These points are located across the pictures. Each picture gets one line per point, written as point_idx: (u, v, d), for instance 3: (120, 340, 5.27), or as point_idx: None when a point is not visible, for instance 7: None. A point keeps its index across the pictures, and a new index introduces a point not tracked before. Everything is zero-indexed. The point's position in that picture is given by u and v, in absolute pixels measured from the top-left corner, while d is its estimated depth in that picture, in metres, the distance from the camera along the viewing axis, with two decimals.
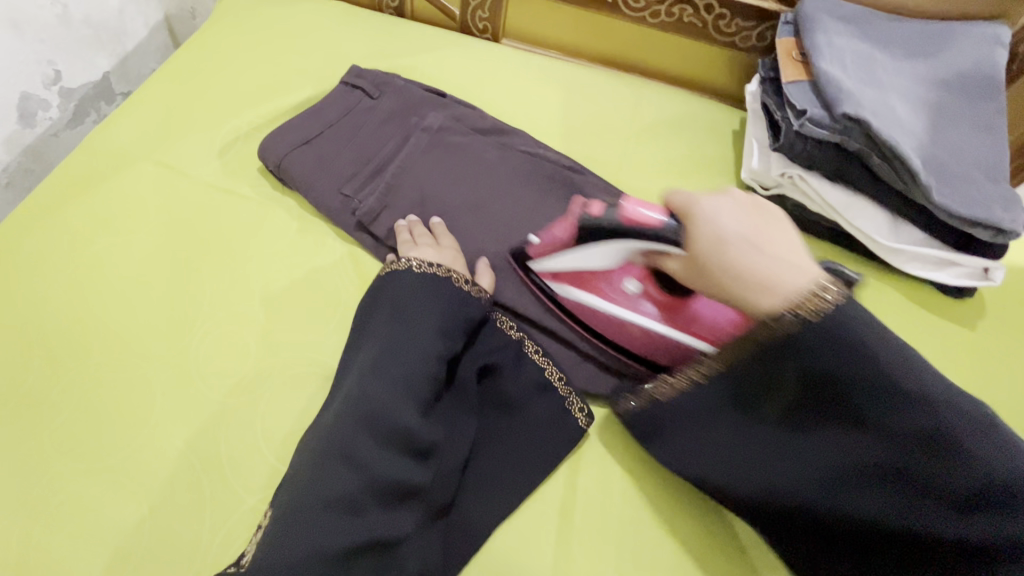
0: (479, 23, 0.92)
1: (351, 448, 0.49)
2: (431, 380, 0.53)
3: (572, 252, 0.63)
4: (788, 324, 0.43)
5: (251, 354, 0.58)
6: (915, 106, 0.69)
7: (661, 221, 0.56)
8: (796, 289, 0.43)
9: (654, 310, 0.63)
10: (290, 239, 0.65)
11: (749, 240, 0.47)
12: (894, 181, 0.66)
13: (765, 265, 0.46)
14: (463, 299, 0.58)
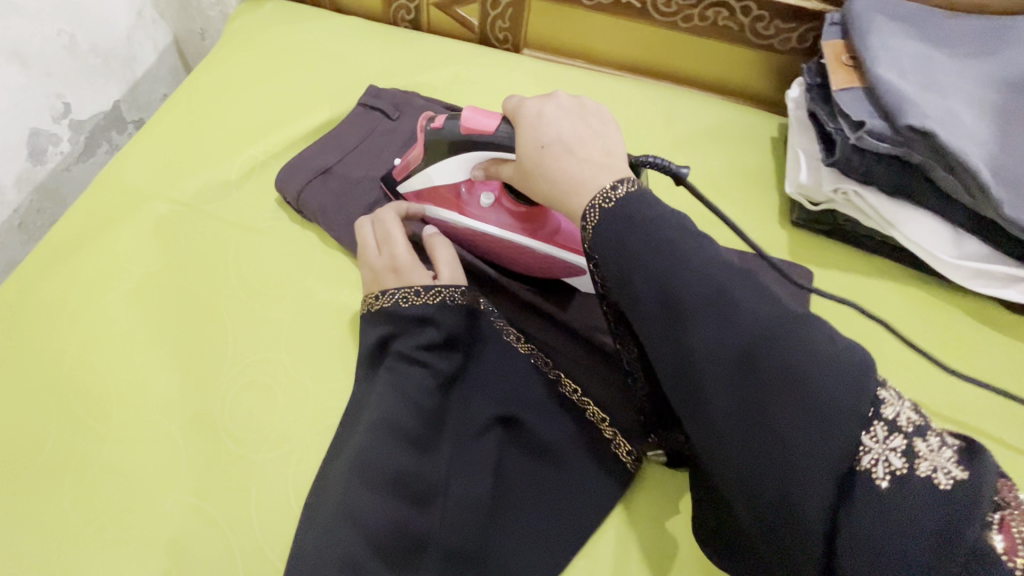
0: (499, 34, 0.88)
1: (348, 503, 0.47)
2: (415, 415, 0.50)
3: (425, 170, 0.62)
4: (595, 217, 0.45)
5: (277, 402, 0.55)
6: (982, 113, 0.63)
7: (498, 126, 0.54)
8: (598, 189, 0.46)
9: (504, 220, 0.61)
10: (309, 273, 0.62)
11: (564, 143, 0.49)
12: (961, 197, 0.61)
13: (572, 164, 0.48)
14: (451, 332, 0.54)
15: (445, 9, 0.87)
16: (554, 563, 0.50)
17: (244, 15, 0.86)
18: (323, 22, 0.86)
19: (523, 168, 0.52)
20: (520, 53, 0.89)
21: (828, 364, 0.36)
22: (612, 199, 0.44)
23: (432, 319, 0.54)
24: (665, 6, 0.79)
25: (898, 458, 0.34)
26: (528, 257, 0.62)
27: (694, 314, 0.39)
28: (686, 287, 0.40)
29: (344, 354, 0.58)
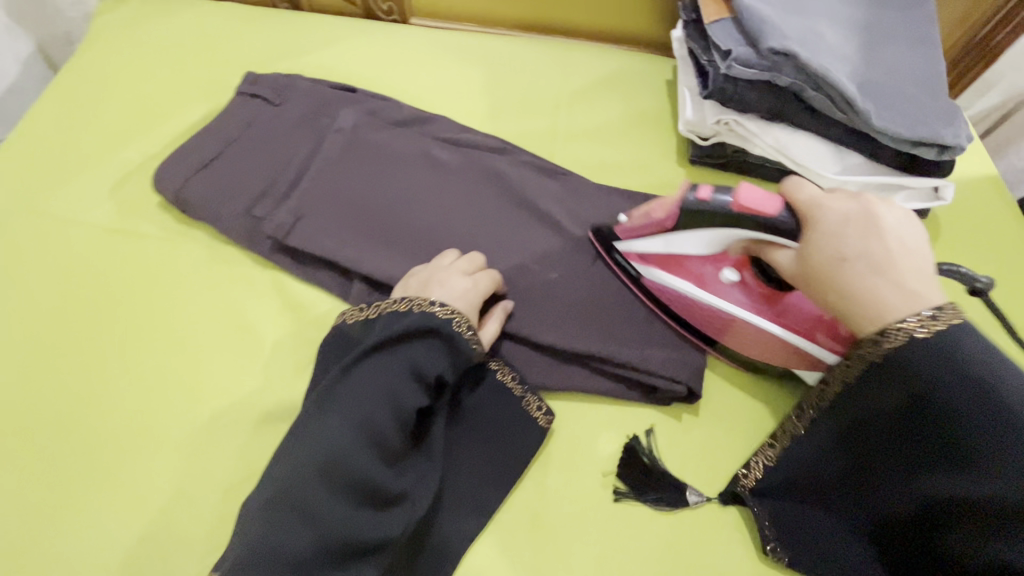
0: (383, 5, 0.86)
1: (304, 497, 0.44)
2: (395, 421, 0.47)
3: (670, 234, 0.57)
4: (901, 342, 0.42)
5: (179, 403, 0.54)
6: (844, 30, 0.65)
7: (779, 212, 0.50)
8: (915, 312, 0.42)
9: (750, 302, 0.56)
10: (202, 272, 0.60)
11: (871, 259, 0.44)
12: (833, 113, 0.63)
13: (881, 284, 0.43)
14: (442, 339, 0.50)
15: None
16: (476, 520, 0.51)
17: (107, 11, 0.81)
18: (194, 10, 0.81)
19: (804, 270, 0.48)
20: (408, 23, 0.87)
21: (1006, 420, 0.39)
22: (930, 331, 0.41)
23: (429, 330, 0.50)
24: None
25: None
26: (759, 341, 0.56)
27: (976, 429, 0.40)
28: (967, 407, 0.40)
29: (247, 347, 0.57)
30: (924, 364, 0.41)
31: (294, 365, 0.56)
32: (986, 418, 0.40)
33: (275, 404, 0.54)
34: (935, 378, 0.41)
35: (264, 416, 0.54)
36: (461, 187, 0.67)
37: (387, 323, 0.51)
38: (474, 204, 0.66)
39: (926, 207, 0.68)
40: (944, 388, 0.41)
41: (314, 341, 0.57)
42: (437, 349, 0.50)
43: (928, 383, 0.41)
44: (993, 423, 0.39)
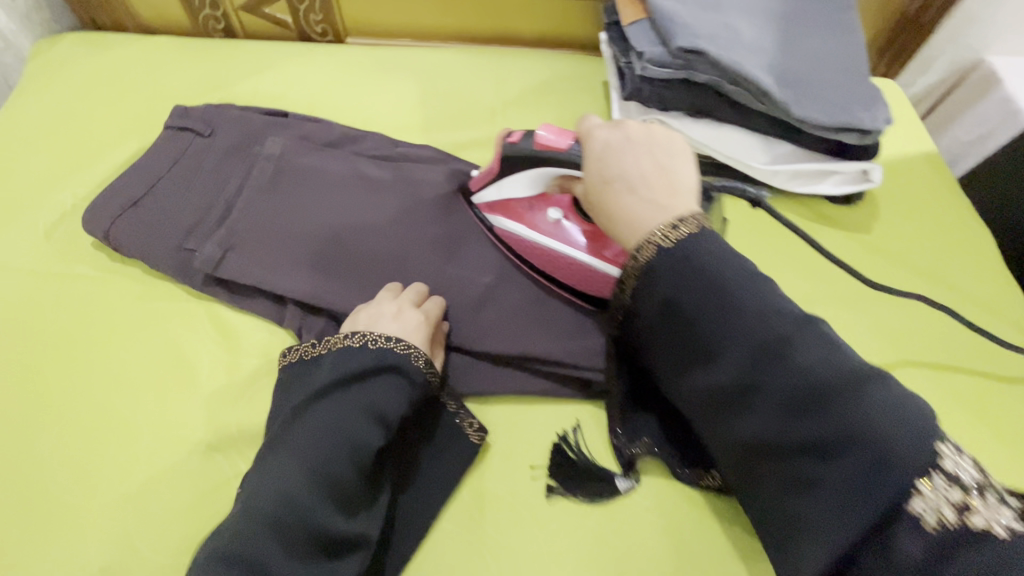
0: (317, 27, 0.86)
1: (256, 556, 0.43)
2: (355, 469, 0.47)
3: (501, 178, 0.63)
4: (650, 255, 0.45)
5: (113, 444, 0.54)
6: (761, 21, 0.66)
7: (570, 145, 0.56)
8: (657, 225, 0.45)
9: (578, 238, 0.61)
10: (135, 310, 0.61)
11: (630, 180, 0.48)
12: (753, 105, 0.64)
13: (638, 204, 0.47)
14: (402, 380, 0.51)
15: (255, 12, 0.84)
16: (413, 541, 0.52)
17: (38, 54, 0.80)
18: (126, 47, 0.82)
19: (589, 200, 0.52)
20: (343, 42, 0.87)
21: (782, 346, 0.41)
22: (673, 237, 0.44)
23: (385, 366, 0.51)
24: None
25: (952, 509, 0.35)
26: (584, 274, 0.61)
27: (750, 364, 0.41)
28: (710, 306, 0.43)
29: (181, 381, 0.57)
30: (676, 276, 0.44)
31: (228, 396, 0.56)
32: (721, 309, 0.43)
33: (210, 437, 0.54)
34: (676, 291, 0.44)
35: (199, 450, 0.54)
36: (393, 203, 0.68)
37: (343, 361, 0.52)
38: (408, 216, 0.67)
39: (855, 189, 0.69)
40: (687, 292, 0.43)
41: (250, 371, 0.58)
42: (393, 385, 0.51)
43: (688, 296, 0.44)
44: (723, 309, 0.43)
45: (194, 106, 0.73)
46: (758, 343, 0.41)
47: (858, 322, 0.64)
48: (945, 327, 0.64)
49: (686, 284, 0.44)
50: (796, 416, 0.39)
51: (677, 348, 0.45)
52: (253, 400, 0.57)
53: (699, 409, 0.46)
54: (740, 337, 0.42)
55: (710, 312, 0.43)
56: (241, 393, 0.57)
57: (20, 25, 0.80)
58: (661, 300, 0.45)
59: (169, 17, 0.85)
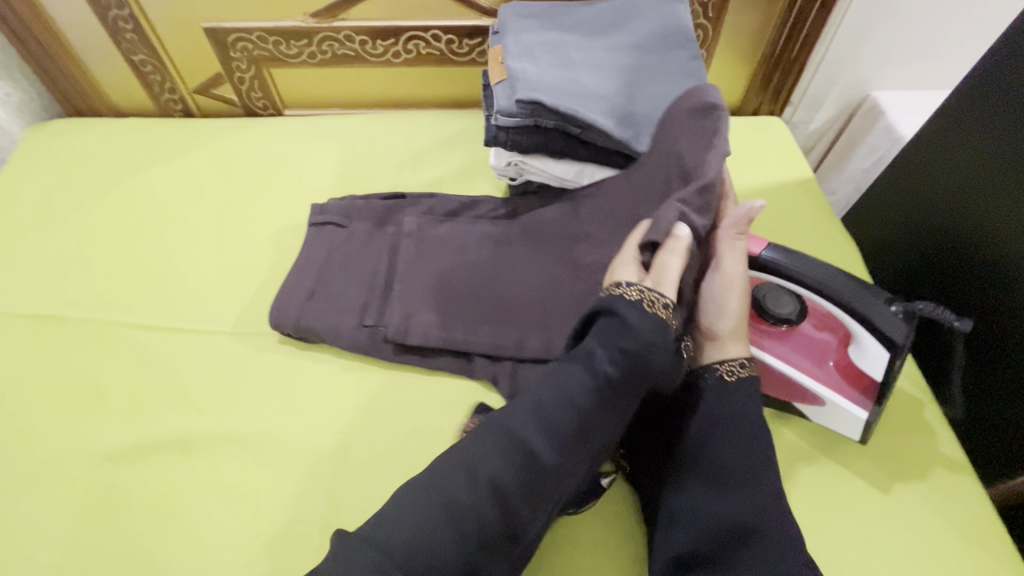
0: (258, 103, 1.00)
1: (476, 462, 0.47)
2: (572, 417, 0.48)
3: None
4: (728, 373, 0.53)
5: (24, 456, 0.62)
6: (608, 73, 0.76)
7: (764, 250, 0.56)
8: (737, 353, 0.54)
9: (756, 336, 0.60)
10: (69, 342, 0.70)
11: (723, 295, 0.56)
12: (601, 144, 0.72)
13: (734, 307, 0.55)
14: (655, 333, 0.48)
15: (206, 94, 0.99)
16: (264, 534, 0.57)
17: (25, 136, 0.96)
18: (100, 128, 0.97)
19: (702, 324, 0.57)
20: (281, 114, 1.01)
21: (728, 448, 0.51)
22: (731, 376, 0.53)
23: (628, 323, 0.48)
24: (373, 50, 0.91)
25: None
26: (753, 369, 0.60)
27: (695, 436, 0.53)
28: (737, 437, 0.51)
29: (92, 400, 0.65)
30: (739, 397, 0.53)
31: (131, 412, 0.64)
32: (717, 456, 0.51)
33: (108, 448, 0.62)
34: (736, 405, 0.52)
35: (101, 457, 0.61)
36: (327, 235, 0.76)
37: (617, 315, 0.49)
38: (338, 243, 0.75)
39: None
40: (723, 428, 0.52)
41: (154, 389, 0.66)
42: (625, 356, 0.47)
43: (729, 416, 0.52)
44: (732, 431, 0.52)
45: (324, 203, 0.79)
46: (735, 475, 0.50)
47: None
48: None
49: (732, 411, 0.52)
50: (724, 544, 0.49)
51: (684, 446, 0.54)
52: (152, 414, 0.64)
53: (682, 506, 0.52)
54: (774, 477, 0.51)
55: (738, 446, 0.51)
56: (144, 410, 0.65)
57: (14, 115, 0.96)
58: (714, 399, 0.53)
59: (138, 101, 1.01)
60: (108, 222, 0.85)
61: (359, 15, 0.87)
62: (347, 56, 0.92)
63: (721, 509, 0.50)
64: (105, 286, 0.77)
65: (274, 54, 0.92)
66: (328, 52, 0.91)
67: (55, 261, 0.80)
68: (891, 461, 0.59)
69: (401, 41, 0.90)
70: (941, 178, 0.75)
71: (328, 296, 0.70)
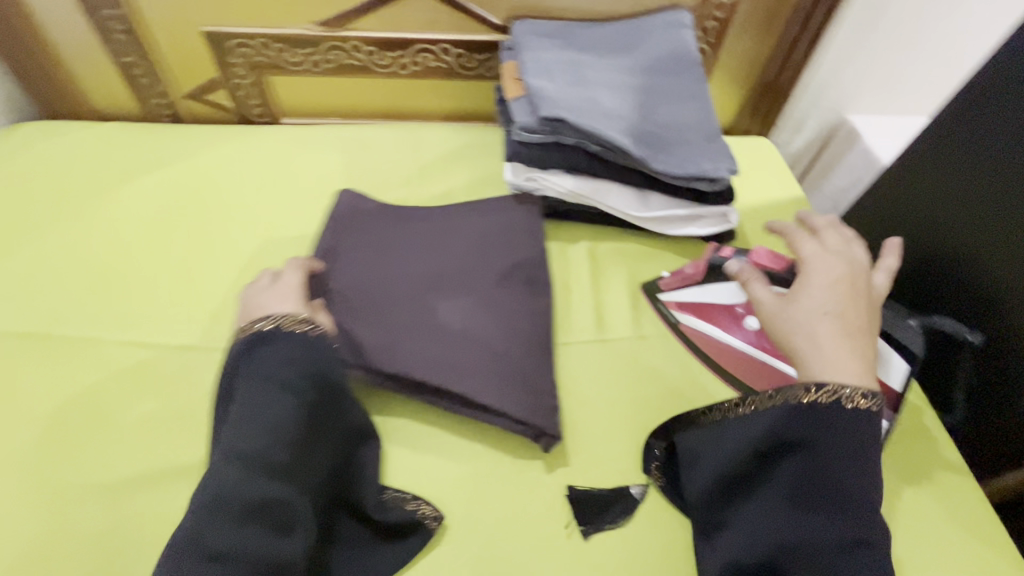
0: (255, 110, 0.97)
1: (235, 502, 0.47)
2: (263, 469, 0.49)
3: (704, 286, 0.71)
4: (801, 399, 0.50)
5: (23, 492, 0.57)
6: (621, 93, 0.78)
7: (785, 266, 0.63)
8: (849, 384, 0.50)
9: (773, 346, 0.66)
10: (64, 364, 0.66)
11: (846, 323, 0.52)
12: (619, 160, 0.74)
13: (810, 340, 0.52)
14: (303, 350, 0.54)
15: (198, 100, 0.95)
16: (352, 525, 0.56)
17: None
18: (81, 133, 0.92)
19: (784, 315, 0.55)
20: (279, 122, 0.98)
21: (828, 469, 0.49)
22: (849, 401, 0.49)
23: (269, 353, 0.54)
24: (380, 61, 0.90)
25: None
26: (773, 377, 0.66)
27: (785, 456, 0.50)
28: (830, 462, 0.48)
29: (95, 428, 0.61)
30: (824, 422, 0.49)
31: (142, 439, 0.60)
32: (808, 477, 0.49)
33: (121, 477, 0.58)
34: (820, 429, 0.49)
35: (109, 488, 0.57)
36: (349, 247, 0.72)
37: (245, 357, 0.54)
38: (357, 259, 0.70)
39: (718, 231, 0.80)
40: (817, 437, 0.49)
41: (163, 411, 0.62)
42: (299, 388, 0.52)
43: (821, 437, 0.49)
44: (824, 450, 0.49)
45: (334, 215, 0.77)
46: (824, 498, 0.48)
47: None
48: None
49: (828, 433, 0.49)
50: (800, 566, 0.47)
51: (749, 464, 0.52)
52: (168, 441, 0.60)
53: (761, 522, 0.50)
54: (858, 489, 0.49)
55: (835, 471, 0.48)
56: (153, 434, 0.61)
57: None
58: (795, 416, 0.50)
59: (122, 104, 0.96)
60: (99, 234, 0.80)
61: (369, 26, 0.86)
62: (353, 67, 0.91)
63: (806, 534, 0.47)
64: (98, 303, 0.72)
65: (275, 62, 0.90)
66: (332, 61, 0.90)
67: (44, 277, 0.74)
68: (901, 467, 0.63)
69: (409, 54, 0.89)
70: (924, 195, 0.81)
71: (340, 311, 0.65)
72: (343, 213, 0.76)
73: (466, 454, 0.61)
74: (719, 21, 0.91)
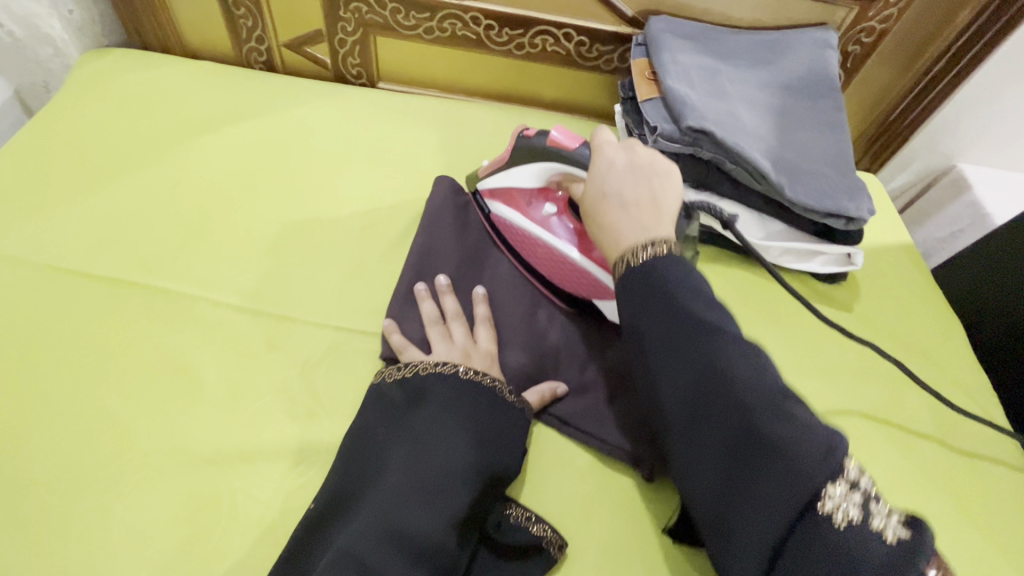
0: (353, 70, 0.92)
1: (397, 535, 0.46)
2: (433, 510, 0.48)
3: (504, 168, 0.69)
4: (620, 268, 0.50)
5: (105, 450, 0.53)
6: (761, 111, 0.73)
7: (578, 146, 0.62)
8: (634, 244, 0.50)
9: (567, 234, 0.66)
10: (149, 312, 0.62)
11: (623, 200, 0.54)
12: (751, 183, 0.70)
13: (602, 223, 0.54)
14: (502, 406, 0.55)
15: (296, 51, 0.90)
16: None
17: (82, 63, 0.85)
18: (170, 67, 0.86)
19: (585, 206, 0.57)
20: (375, 86, 0.93)
21: (667, 330, 0.45)
22: (637, 258, 0.49)
23: (459, 393, 0.54)
24: (497, 37, 0.85)
25: (854, 509, 0.36)
26: (566, 268, 0.65)
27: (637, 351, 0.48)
28: (666, 331, 0.45)
29: (184, 390, 0.57)
30: (639, 291, 0.47)
31: (229, 410, 0.56)
32: (656, 356, 0.46)
33: (207, 449, 0.54)
34: (638, 300, 0.47)
35: (194, 460, 0.54)
36: (451, 241, 0.70)
37: (433, 388, 0.55)
38: (457, 262, 0.68)
39: (839, 271, 0.76)
40: (641, 307, 0.47)
41: (252, 382, 0.58)
42: (489, 437, 0.53)
43: (637, 308, 0.47)
44: (660, 313, 0.46)
45: (432, 196, 0.74)
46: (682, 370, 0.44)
47: (835, 392, 0.68)
48: (907, 399, 0.69)
49: (647, 301, 0.47)
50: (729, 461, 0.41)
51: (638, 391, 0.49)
52: (256, 416, 0.56)
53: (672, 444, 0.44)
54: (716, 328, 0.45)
55: (667, 332, 0.45)
56: (241, 406, 0.57)
57: (73, 36, 0.84)
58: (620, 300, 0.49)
59: (215, 44, 0.91)
60: (186, 178, 0.74)
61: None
62: (466, 39, 0.86)
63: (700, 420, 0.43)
64: (183, 253, 0.67)
65: (387, 22, 0.85)
66: (447, 30, 0.85)
67: (128, 216, 0.69)
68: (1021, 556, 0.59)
69: (529, 34, 0.84)
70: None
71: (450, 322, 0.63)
72: (439, 201, 0.73)
73: (565, 476, 0.58)
74: (862, 47, 0.86)
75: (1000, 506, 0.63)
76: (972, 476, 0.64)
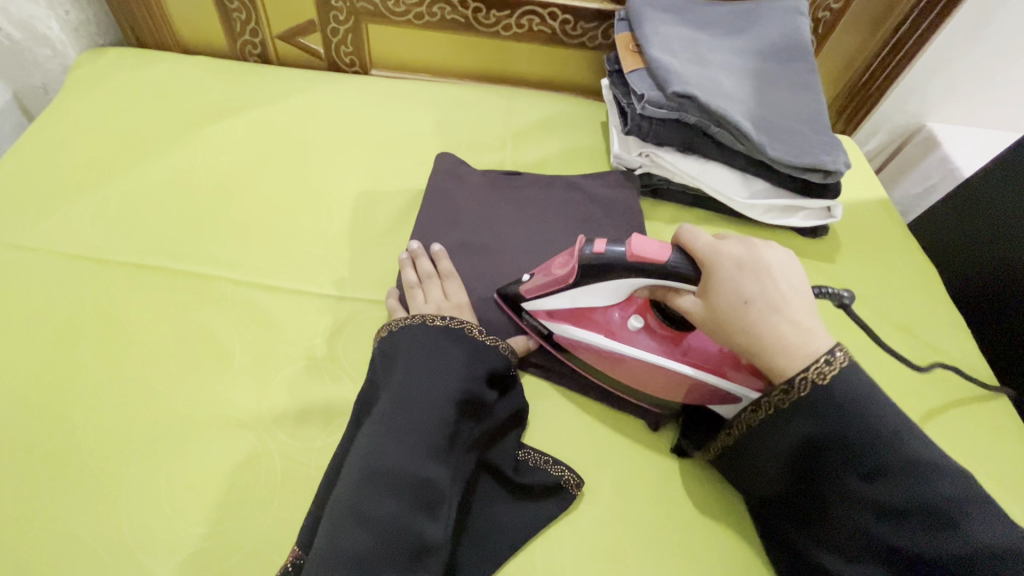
0: (346, 58, 0.94)
1: (381, 473, 0.50)
2: (412, 447, 0.51)
3: (570, 290, 0.60)
4: (804, 391, 0.48)
5: (144, 420, 0.56)
6: (740, 77, 0.77)
7: (669, 257, 0.54)
8: (817, 358, 0.48)
9: (656, 347, 0.60)
10: (174, 293, 0.65)
11: (770, 303, 0.51)
12: (734, 144, 0.74)
13: (761, 343, 0.50)
14: (473, 348, 0.58)
15: (289, 42, 0.93)
16: (490, 514, 0.55)
17: (81, 62, 0.87)
18: (166, 61, 0.88)
19: (716, 317, 0.52)
20: (368, 73, 0.96)
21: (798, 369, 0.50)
22: (822, 376, 0.47)
23: (426, 338, 0.57)
24: (485, 19, 0.88)
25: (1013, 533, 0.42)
26: (667, 381, 0.60)
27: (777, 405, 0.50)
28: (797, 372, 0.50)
29: (214, 363, 0.60)
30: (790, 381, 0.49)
31: (258, 377, 0.60)
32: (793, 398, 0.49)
33: (240, 415, 0.57)
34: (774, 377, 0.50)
35: (228, 425, 0.57)
36: (452, 211, 0.74)
37: (406, 339, 0.58)
38: (461, 230, 0.72)
39: (820, 224, 0.81)
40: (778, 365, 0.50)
41: (279, 353, 0.62)
42: (460, 377, 0.55)
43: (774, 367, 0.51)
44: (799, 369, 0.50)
45: (434, 172, 0.78)
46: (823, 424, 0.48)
47: None
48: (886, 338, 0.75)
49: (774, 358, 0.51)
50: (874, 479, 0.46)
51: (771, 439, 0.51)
52: (284, 383, 0.60)
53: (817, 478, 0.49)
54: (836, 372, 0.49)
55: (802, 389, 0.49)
56: (269, 373, 0.60)
57: (71, 36, 0.86)
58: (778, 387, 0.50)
59: (210, 39, 0.93)
60: (195, 167, 0.77)
61: None
62: (455, 22, 0.89)
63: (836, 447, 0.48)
64: (200, 237, 0.70)
65: (378, 10, 0.88)
66: (437, 15, 0.88)
67: (142, 205, 0.72)
68: (997, 473, 0.65)
69: (515, 14, 0.87)
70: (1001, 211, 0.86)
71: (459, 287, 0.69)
72: (439, 174, 0.77)
73: (577, 423, 0.62)
74: (833, 12, 0.90)
75: (975, 427, 0.68)
76: (951, 403, 0.70)
